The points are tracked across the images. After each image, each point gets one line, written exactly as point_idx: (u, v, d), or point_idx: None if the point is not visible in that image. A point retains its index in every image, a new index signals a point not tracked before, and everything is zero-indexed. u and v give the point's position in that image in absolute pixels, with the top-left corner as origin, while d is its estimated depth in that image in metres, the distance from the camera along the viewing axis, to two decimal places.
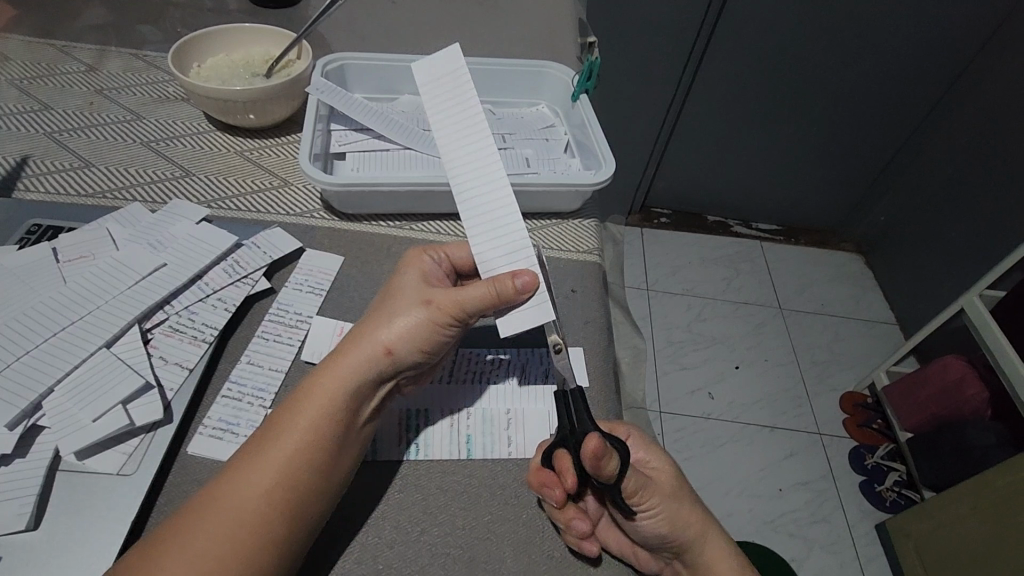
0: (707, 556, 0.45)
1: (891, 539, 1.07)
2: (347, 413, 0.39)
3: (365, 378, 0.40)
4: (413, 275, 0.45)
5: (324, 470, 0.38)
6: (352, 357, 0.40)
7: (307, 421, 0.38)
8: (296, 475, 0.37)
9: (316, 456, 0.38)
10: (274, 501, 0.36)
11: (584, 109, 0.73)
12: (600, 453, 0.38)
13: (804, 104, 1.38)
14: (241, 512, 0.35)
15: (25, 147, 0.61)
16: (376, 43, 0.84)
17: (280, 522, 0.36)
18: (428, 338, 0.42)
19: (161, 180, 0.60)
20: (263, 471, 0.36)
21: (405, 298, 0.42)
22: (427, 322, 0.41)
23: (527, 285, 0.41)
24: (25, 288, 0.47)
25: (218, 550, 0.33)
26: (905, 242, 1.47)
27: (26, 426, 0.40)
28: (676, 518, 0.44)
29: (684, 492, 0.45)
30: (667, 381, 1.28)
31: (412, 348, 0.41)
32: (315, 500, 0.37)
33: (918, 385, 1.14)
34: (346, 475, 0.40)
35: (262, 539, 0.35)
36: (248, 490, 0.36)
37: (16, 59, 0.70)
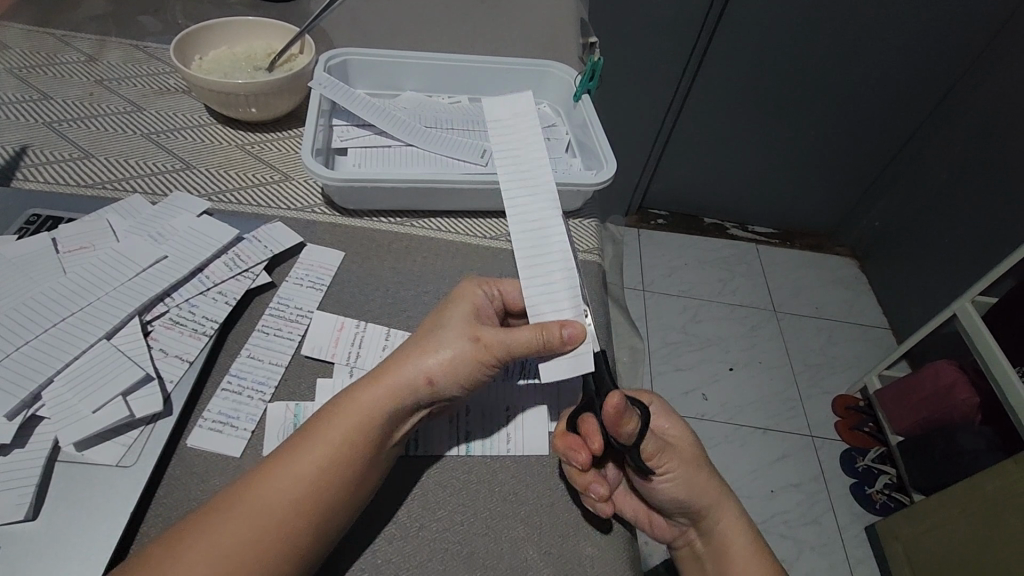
0: (723, 524, 0.47)
1: (881, 541, 1.08)
2: (380, 435, 0.39)
3: (403, 403, 0.40)
4: (464, 305, 0.44)
5: (351, 485, 0.38)
6: (392, 381, 0.40)
7: (340, 437, 0.38)
8: (324, 486, 0.37)
9: (343, 473, 0.37)
10: (296, 512, 0.36)
11: (586, 109, 0.73)
12: (621, 412, 0.40)
13: (802, 108, 1.38)
14: (265, 519, 0.35)
15: (24, 136, 0.61)
16: (379, 39, 0.84)
17: (298, 534, 0.35)
18: (470, 375, 0.41)
19: (162, 172, 0.60)
20: (291, 481, 0.36)
21: (452, 329, 0.42)
22: (471, 357, 0.41)
23: (575, 337, 0.39)
24: (24, 278, 0.46)
25: (231, 552, 0.34)
26: (899, 247, 1.48)
27: (25, 416, 0.40)
28: (695, 485, 0.46)
29: (703, 461, 0.47)
30: (662, 381, 1.29)
31: (453, 382, 0.41)
32: (338, 513, 0.37)
33: (910, 389, 1.15)
34: (371, 490, 0.40)
35: (281, 545, 0.35)
36: (272, 497, 0.36)
37: (15, 48, 0.69)
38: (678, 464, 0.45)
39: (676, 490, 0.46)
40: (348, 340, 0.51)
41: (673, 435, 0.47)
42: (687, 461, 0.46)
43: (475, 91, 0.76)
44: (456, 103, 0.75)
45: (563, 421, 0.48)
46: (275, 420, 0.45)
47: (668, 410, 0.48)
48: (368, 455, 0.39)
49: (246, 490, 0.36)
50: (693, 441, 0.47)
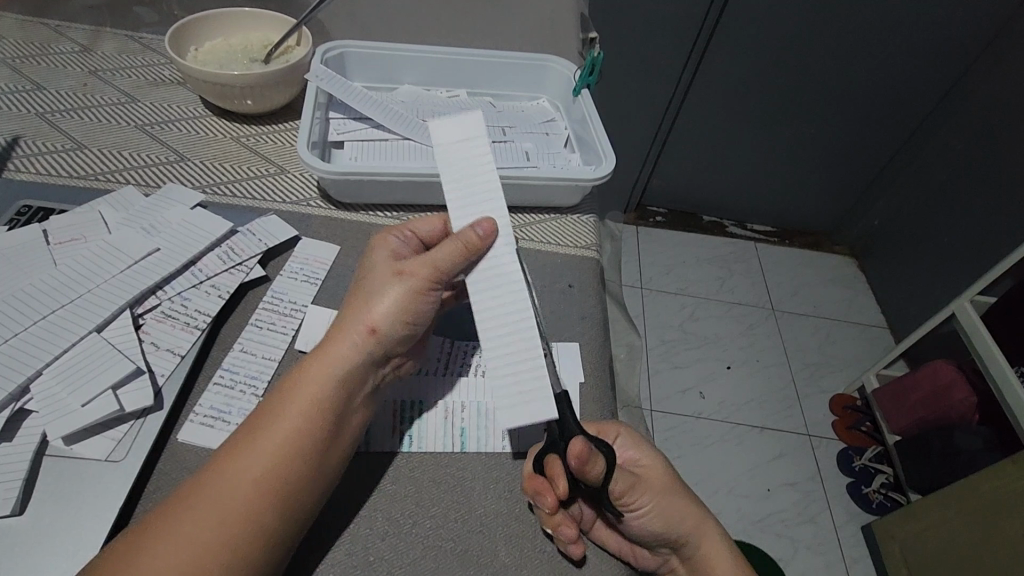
0: (704, 550, 0.46)
1: (876, 540, 1.08)
2: (339, 396, 0.39)
3: (355, 359, 0.40)
4: (382, 256, 0.44)
5: (318, 455, 0.38)
6: (338, 340, 0.40)
7: (296, 407, 0.38)
8: (289, 459, 0.36)
9: (307, 439, 0.37)
10: (267, 489, 0.35)
11: (585, 104, 0.72)
12: (585, 455, 0.39)
13: (803, 106, 1.38)
14: (234, 500, 0.35)
15: (16, 127, 0.60)
16: (377, 32, 0.83)
17: (272, 511, 0.35)
18: (411, 309, 0.42)
19: (155, 164, 0.59)
20: (254, 458, 0.36)
21: (383, 279, 0.42)
22: (405, 294, 0.41)
23: (489, 230, 0.40)
24: (14, 270, 0.46)
25: (207, 539, 0.33)
26: (898, 246, 1.48)
27: (14, 410, 0.39)
28: (670, 516, 0.45)
29: (677, 490, 0.46)
30: (659, 379, 1.29)
31: (397, 323, 0.41)
32: (309, 485, 0.37)
33: (908, 389, 1.14)
34: (341, 458, 0.40)
35: (253, 519, 0.35)
36: (239, 475, 0.35)
37: (7, 37, 0.68)
38: (652, 497, 0.45)
39: (653, 524, 0.44)
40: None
41: (646, 466, 0.46)
42: (660, 493, 0.45)
43: (474, 85, 0.76)
44: (455, 97, 0.74)
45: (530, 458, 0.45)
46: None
47: (639, 441, 0.47)
48: (328, 419, 0.38)
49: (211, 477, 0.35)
50: (667, 470, 0.47)
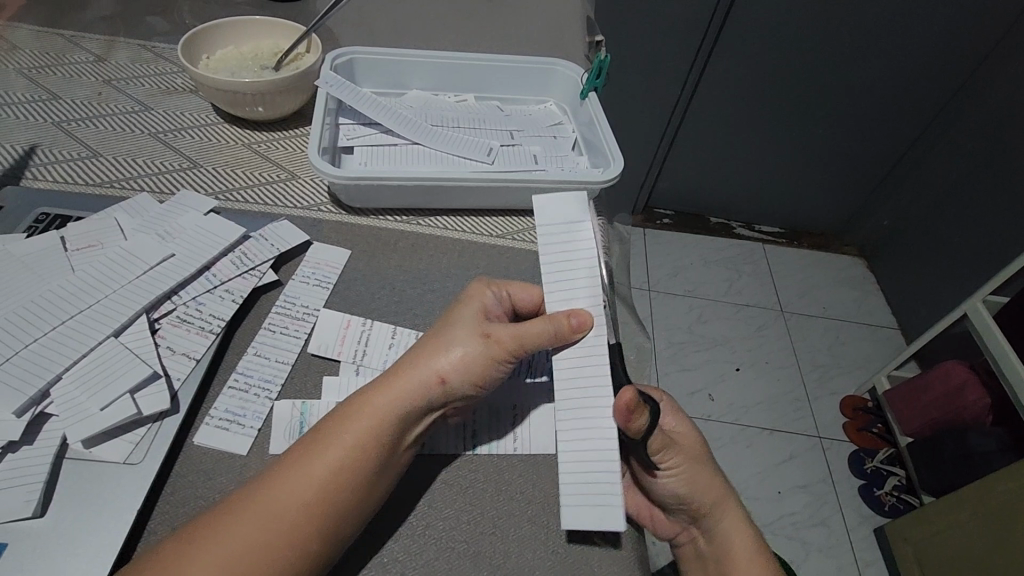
0: (725, 524, 0.46)
1: (890, 543, 1.07)
2: (394, 435, 0.39)
3: (417, 402, 0.40)
4: (473, 307, 0.43)
5: (362, 487, 0.38)
6: (405, 379, 0.40)
7: (352, 441, 0.38)
8: (336, 489, 0.37)
9: (357, 474, 0.37)
10: (310, 515, 0.36)
11: (592, 106, 0.73)
12: (632, 407, 0.38)
13: (810, 107, 1.37)
14: (279, 523, 0.35)
15: (32, 136, 0.61)
16: (385, 38, 0.84)
17: (312, 536, 0.36)
18: (484, 373, 0.41)
19: (170, 171, 0.60)
20: (303, 484, 0.36)
21: (463, 329, 0.42)
22: (481, 354, 0.41)
23: (584, 323, 0.40)
24: (33, 277, 0.46)
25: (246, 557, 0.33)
26: (909, 247, 1.47)
27: (34, 413, 0.40)
28: (696, 481, 0.46)
29: (706, 460, 0.46)
30: (668, 381, 1.28)
31: (466, 381, 0.41)
32: (348, 516, 0.37)
33: (920, 390, 1.14)
34: (381, 493, 0.40)
35: (293, 543, 0.35)
36: (286, 496, 0.36)
37: (24, 48, 0.70)
38: (682, 460, 0.45)
39: (676, 484, 0.46)
40: (354, 338, 0.51)
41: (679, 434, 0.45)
42: (688, 460, 0.45)
43: (481, 89, 0.76)
44: (463, 101, 0.75)
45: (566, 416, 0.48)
46: (282, 416, 0.45)
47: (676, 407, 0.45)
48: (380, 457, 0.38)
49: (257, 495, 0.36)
50: (699, 439, 0.46)
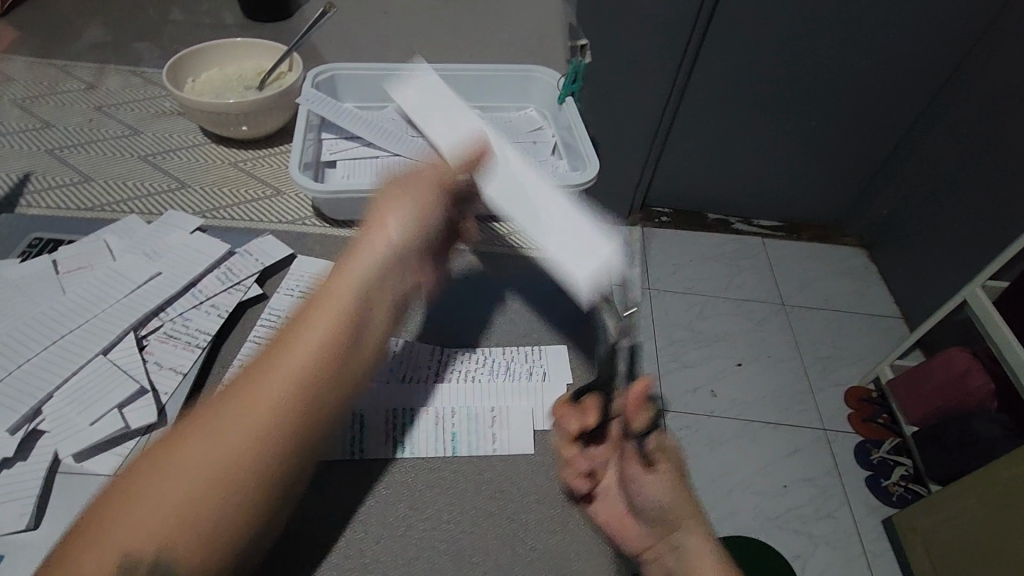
0: (695, 544, 0.43)
1: (897, 534, 1.07)
2: (354, 309, 0.42)
3: (368, 274, 0.44)
4: (393, 188, 0.48)
5: (336, 364, 0.40)
6: (353, 261, 0.44)
7: (313, 323, 0.40)
8: (311, 366, 0.39)
9: (326, 355, 0.40)
10: (288, 398, 0.37)
11: (571, 111, 0.74)
12: (641, 402, 0.43)
13: (801, 99, 1.38)
14: (256, 417, 0.36)
15: (26, 164, 0.63)
16: (368, 53, 0.86)
17: (296, 418, 0.37)
18: (413, 234, 0.47)
19: (159, 193, 0.62)
20: (275, 373, 0.38)
21: (390, 206, 0.47)
22: (409, 219, 0.47)
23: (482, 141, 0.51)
24: (26, 299, 0.48)
25: (234, 444, 0.36)
26: (907, 235, 1.46)
27: (27, 430, 0.42)
28: (679, 497, 0.44)
29: (687, 477, 0.46)
30: (669, 379, 1.28)
31: (401, 246, 0.46)
32: (330, 395, 0.39)
33: (922, 378, 1.13)
34: (360, 368, 0.42)
35: (279, 424, 0.37)
36: (259, 387, 0.37)
37: (17, 79, 0.72)
38: (669, 470, 0.45)
39: (659, 492, 0.44)
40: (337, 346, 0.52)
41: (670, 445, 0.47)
42: (677, 470, 0.45)
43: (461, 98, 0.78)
44: None
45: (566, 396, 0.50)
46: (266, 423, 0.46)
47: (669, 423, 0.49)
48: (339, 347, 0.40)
49: (226, 404, 0.37)
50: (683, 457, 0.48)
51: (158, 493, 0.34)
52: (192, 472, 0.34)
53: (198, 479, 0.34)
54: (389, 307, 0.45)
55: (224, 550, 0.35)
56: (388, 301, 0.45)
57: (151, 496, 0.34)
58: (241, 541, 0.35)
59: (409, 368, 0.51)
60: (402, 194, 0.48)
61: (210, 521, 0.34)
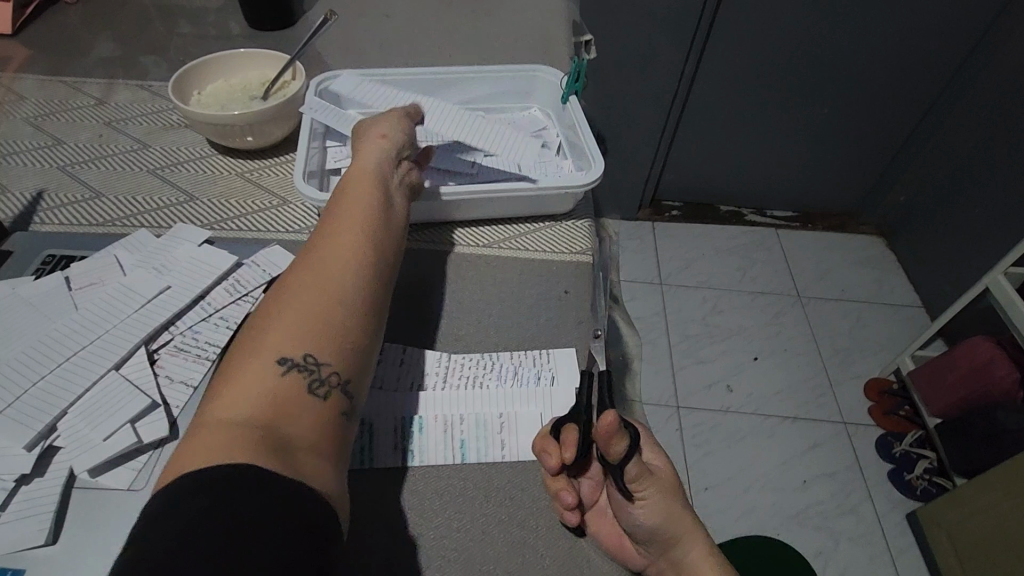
0: (692, 558, 0.46)
1: (923, 528, 1.05)
2: (382, 178, 0.51)
3: (382, 155, 0.53)
4: (369, 116, 0.58)
5: (382, 211, 0.48)
6: (365, 152, 0.53)
7: (353, 191, 0.49)
8: (365, 213, 0.47)
9: (373, 207, 0.48)
10: (358, 235, 0.45)
11: (574, 110, 0.73)
12: (613, 431, 0.40)
13: (812, 88, 1.35)
14: (341, 255, 0.43)
15: (38, 181, 0.64)
16: (372, 58, 0.86)
17: (368, 246, 0.45)
18: (404, 128, 0.57)
19: (168, 206, 0.63)
20: (340, 224, 0.45)
21: (377, 120, 0.57)
22: (395, 121, 0.57)
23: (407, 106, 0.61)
24: (40, 317, 0.49)
25: (328, 271, 0.42)
26: (927, 222, 1.43)
27: (43, 446, 0.43)
28: (669, 515, 0.45)
29: (678, 492, 0.47)
30: (684, 375, 1.27)
31: (399, 135, 0.56)
32: (386, 233, 0.47)
33: (945, 368, 1.11)
34: (399, 221, 0.50)
35: (358, 253, 0.44)
36: (330, 236, 0.44)
37: (29, 97, 0.73)
38: (658, 491, 0.45)
39: (651, 516, 0.45)
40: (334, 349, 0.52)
41: (659, 466, 0.48)
42: (666, 491, 0.46)
43: (464, 100, 0.77)
44: None
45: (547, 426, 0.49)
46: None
47: (654, 441, 0.49)
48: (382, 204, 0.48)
49: (304, 260, 0.43)
50: (674, 474, 0.48)
51: (280, 331, 0.38)
52: (301, 302, 0.39)
53: (312, 305, 0.39)
54: (400, 188, 0.53)
55: (348, 348, 0.40)
56: (398, 183, 0.53)
57: (275, 336, 0.38)
58: (359, 343, 0.41)
59: (414, 377, 0.52)
60: (377, 122, 0.57)
61: (331, 335, 0.39)
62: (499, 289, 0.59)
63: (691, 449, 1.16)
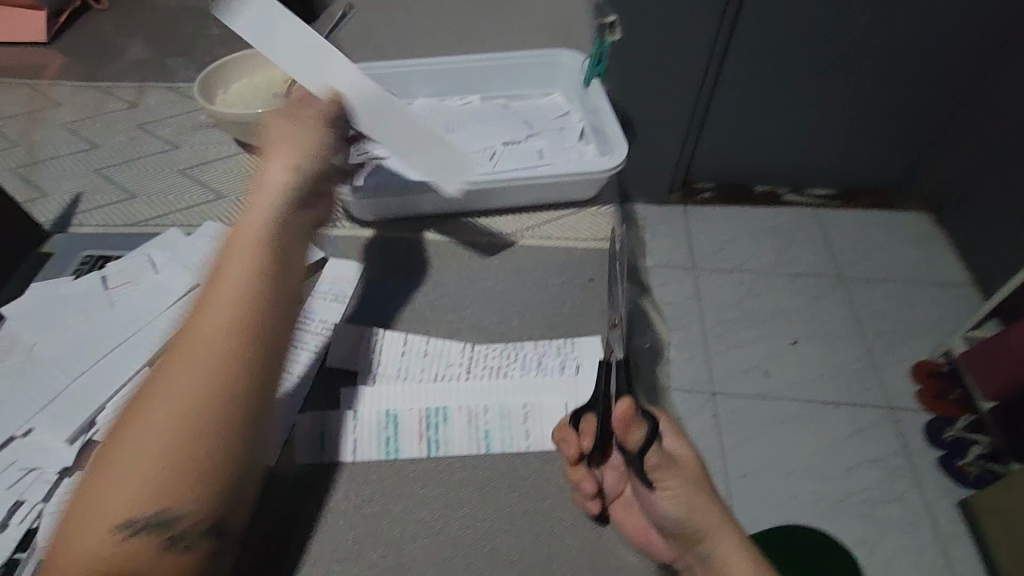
0: (721, 552, 0.44)
1: (976, 516, 1.00)
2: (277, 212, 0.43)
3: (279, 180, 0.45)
4: (278, 121, 0.50)
5: (270, 260, 0.40)
6: (264, 179, 0.45)
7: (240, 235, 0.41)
8: (248, 265, 0.39)
9: (257, 256, 0.39)
10: (233, 301, 0.37)
11: (597, 94, 0.72)
12: (629, 418, 0.41)
13: (851, 58, 1.29)
14: (202, 345, 0.35)
15: (75, 185, 0.66)
16: (392, 49, 0.86)
17: (249, 312, 0.37)
18: (314, 142, 0.48)
19: (197, 204, 0.64)
20: (214, 289, 0.38)
21: (287, 132, 0.48)
22: (303, 133, 0.48)
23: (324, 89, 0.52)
24: (80, 315, 0.51)
25: (187, 363, 0.35)
26: (979, 195, 1.35)
27: (83, 440, 0.44)
28: (693, 505, 0.45)
29: (702, 484, 0.46)
30: (719, 361, 1.24)
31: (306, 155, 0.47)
32: (272, 287, 0.39)
33: (999, 349, 1.05)
34: (297, 265, 0.42)
35: (228, 328, 0.36)
36: (201, 308, 0.37)
37: (66, 104, 0.76)
38: (680, 482, 0.45)
39: (674, 506, 0.44)
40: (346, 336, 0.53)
41: (681, 453, 0.46)
42: (689, 482, 0.45)
43: (485, 88, 0.76)
44: (468, 104, 0.75)
45: (565, 415, 0.48)
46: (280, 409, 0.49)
47: (677, 428, 0.47)
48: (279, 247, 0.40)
49: (166, 356, 0.36)
50: (698, 463, 0.47)
51: (129, 449, 0.33)
52: (156, 411, 0.33)
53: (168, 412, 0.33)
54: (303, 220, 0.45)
55: (219, 469, 0.34)
56: (299, 214, 0.44)
57: (124, 454, 0.33)
58: (236, 455, 0.34)
59: (439, 368, 0.52)
60: (286, 135, 0.48)
61: (193, 453, 0.33)
62: (522, 277, 0.59)
63: (727, 436, 1.13)
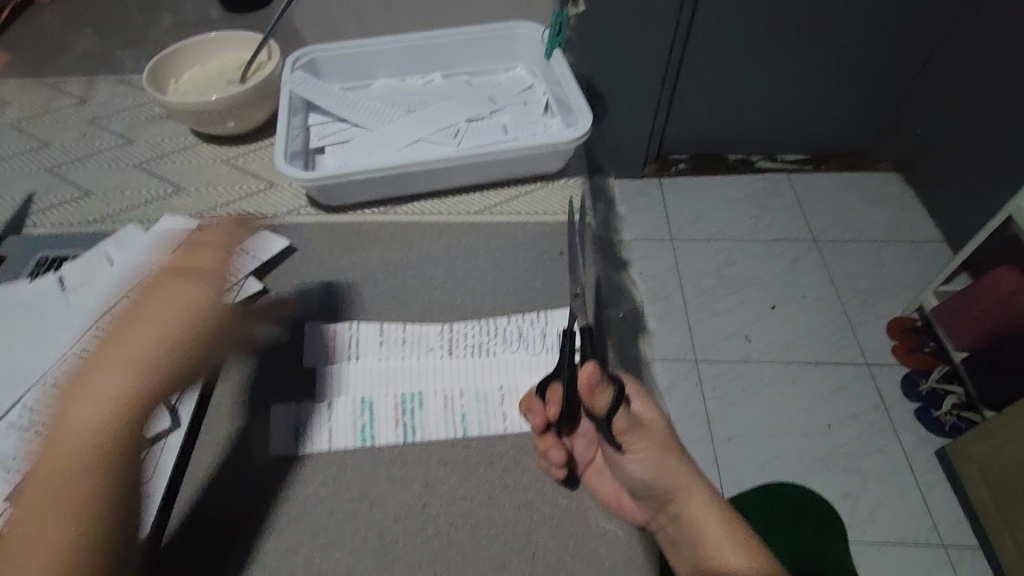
0: (691, 507, 0.46)
1: (952, 463, 1.03)
2: None
3: None
4: None
5: None
6: None
7: None
8: None
9: None
10: None
11: (560, 65, 0.71)
12: (594, 382, 0.41)
13: (816, 23, 1.29)
14: None
15: (28, 186, 0.64)
16: (349, 30, 0.83)
17: None
18: None
19: (155, 200, 0.62)
20: None
21: None
22: None
23: None
24: (37, 317, 0.50)
25: None
26: (947, 151, 1.37)
27: None
28: (663, 467, 0.45)
29: (673, 446, 0.46)
30: (700, 330, 1.25)
31: None
32: None
33: (969, 302, 1.07)
34: None
35: None
36: None
37: (12, 102, 0.73)
38: (650, 445, 0.45)
39: (645, 468, 0.45)
40: None
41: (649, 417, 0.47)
42: (658, 443, 0.46)
43: (446, 65, 0.75)
44: (430, 82, 0.74)
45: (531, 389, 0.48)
46: (250, 397, 0.49)
47: (644, 392, 0.47)
48: None
49: None
50: (666, 424, 0.47)
51: None
52: None
53: None
54: None
55: None
56: None
57: None
58: None
59: (416, 352, 0.52)
60: None
61: None
62: (494, 255, 0.58)
63: (711, 403, 1.15)
